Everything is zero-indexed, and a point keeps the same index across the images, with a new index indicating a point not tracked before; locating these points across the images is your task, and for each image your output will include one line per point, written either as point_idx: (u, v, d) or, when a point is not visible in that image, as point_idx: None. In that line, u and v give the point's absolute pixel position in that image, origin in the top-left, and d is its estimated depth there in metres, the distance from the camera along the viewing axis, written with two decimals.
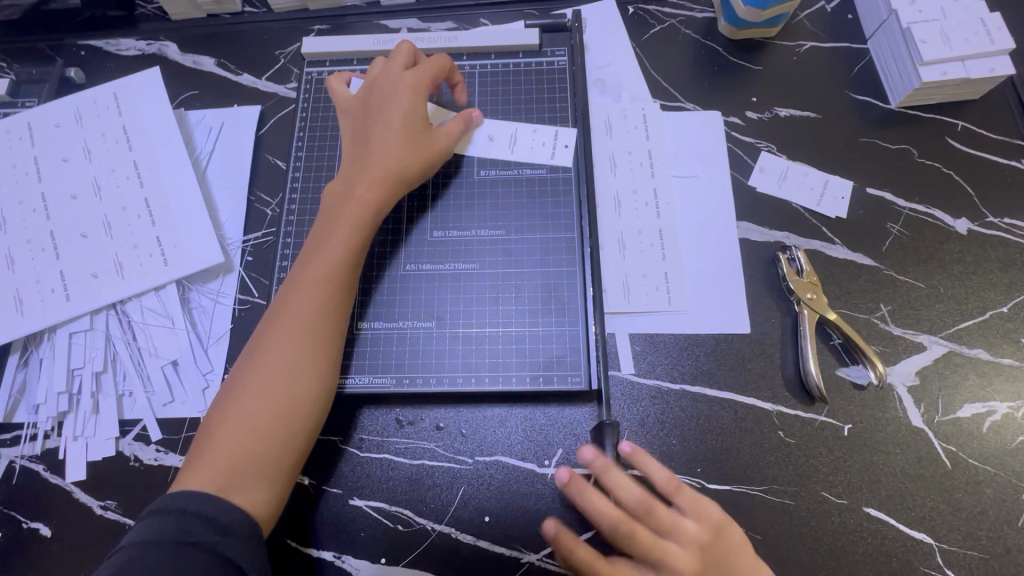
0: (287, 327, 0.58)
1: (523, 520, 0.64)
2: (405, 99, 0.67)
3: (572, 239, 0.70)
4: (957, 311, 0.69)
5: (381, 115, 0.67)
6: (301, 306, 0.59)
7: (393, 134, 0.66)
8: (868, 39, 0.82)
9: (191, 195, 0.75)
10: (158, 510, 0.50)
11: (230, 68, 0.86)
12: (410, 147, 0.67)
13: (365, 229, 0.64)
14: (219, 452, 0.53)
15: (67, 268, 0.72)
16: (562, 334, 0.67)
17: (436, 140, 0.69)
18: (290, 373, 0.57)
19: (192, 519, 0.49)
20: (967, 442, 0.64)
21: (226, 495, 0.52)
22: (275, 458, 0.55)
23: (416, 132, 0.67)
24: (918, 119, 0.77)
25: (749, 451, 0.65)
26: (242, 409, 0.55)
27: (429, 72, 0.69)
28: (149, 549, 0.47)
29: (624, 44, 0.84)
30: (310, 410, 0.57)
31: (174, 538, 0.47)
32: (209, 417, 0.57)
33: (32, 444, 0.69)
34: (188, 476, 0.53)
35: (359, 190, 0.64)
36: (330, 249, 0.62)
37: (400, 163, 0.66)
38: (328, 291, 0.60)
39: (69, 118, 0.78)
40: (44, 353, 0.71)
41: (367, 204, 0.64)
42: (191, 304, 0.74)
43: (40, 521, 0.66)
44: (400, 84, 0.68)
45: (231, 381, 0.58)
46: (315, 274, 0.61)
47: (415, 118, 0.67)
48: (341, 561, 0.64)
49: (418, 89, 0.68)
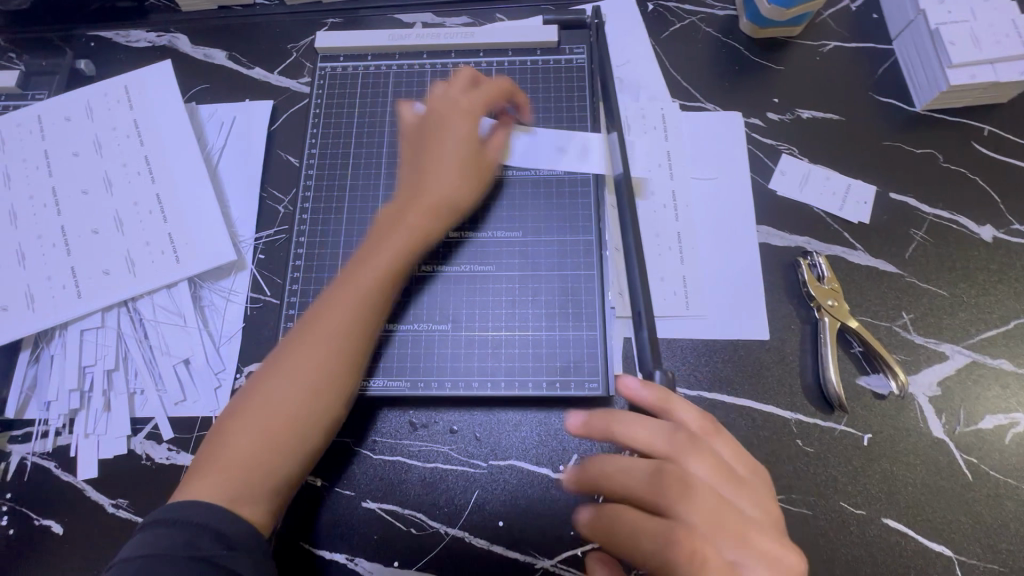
0: (318, 344, 0.57)
1: (537, 526, 0.64)
2: (461, 127, 0.67)
3: (590, 242, 0.69)
4: (980, 320, 0.68)
5: (438, 140, 0.67)
6: (335, 326, 0.58)
7: (446, 162, 0.66)
8: (894, 40, 0.80)
9: (203, 192, 0.74)
10: (164, 522, 0.49)
11: (242, 62, 0.84)
12: (463, 176, 0.66)
13: (411, 256, 0.63)
14: (233, 461, 0.53)
15: (78, 265, 0.71)
16: (578, 339, 0.66)
17: (486, 169, 0.69)
18: (316, 392, 0.56)
19: (197, 531, 0.49)
20: (988, 454, 0.63)
21: (235, 507, 0.51)
22: (285, 472, 0.55)
23: (470, 161, 0.67)
24: (943, 123, 0.76)
25: (767, 460, 0.64)
26: (261, 421, 0.55)
27: (489, 97, 0.69)
28: (154, 563, 0.46)
29: (643, 41, 0.83)
30: (325, 427, 0.57)
31: (184, 552, 0.47)
32: (223, 421, 0.56)
33: (43, 441, 0.69)
34: (197, 481, 0.52)
35: (410, 217, 0.63)
36: (372, 269, 0.61)
37: (453, 192, 0.65)
38: (364, 314, 0.59)
39: (80, 112, 0.77)
40: (55, 350, 0.71)
41: (416, 232, 0.63)
42: (203, 302, 0.73)
43: (52, 519, 0.66)
44: (460, 110, 0.67)
45: (251, 389, 0.57)
46: (352, 293, 0.59)
47: (470, 147, 0.67)
48: (353, 564, 0.64)
49: (475, 118, 0.67)
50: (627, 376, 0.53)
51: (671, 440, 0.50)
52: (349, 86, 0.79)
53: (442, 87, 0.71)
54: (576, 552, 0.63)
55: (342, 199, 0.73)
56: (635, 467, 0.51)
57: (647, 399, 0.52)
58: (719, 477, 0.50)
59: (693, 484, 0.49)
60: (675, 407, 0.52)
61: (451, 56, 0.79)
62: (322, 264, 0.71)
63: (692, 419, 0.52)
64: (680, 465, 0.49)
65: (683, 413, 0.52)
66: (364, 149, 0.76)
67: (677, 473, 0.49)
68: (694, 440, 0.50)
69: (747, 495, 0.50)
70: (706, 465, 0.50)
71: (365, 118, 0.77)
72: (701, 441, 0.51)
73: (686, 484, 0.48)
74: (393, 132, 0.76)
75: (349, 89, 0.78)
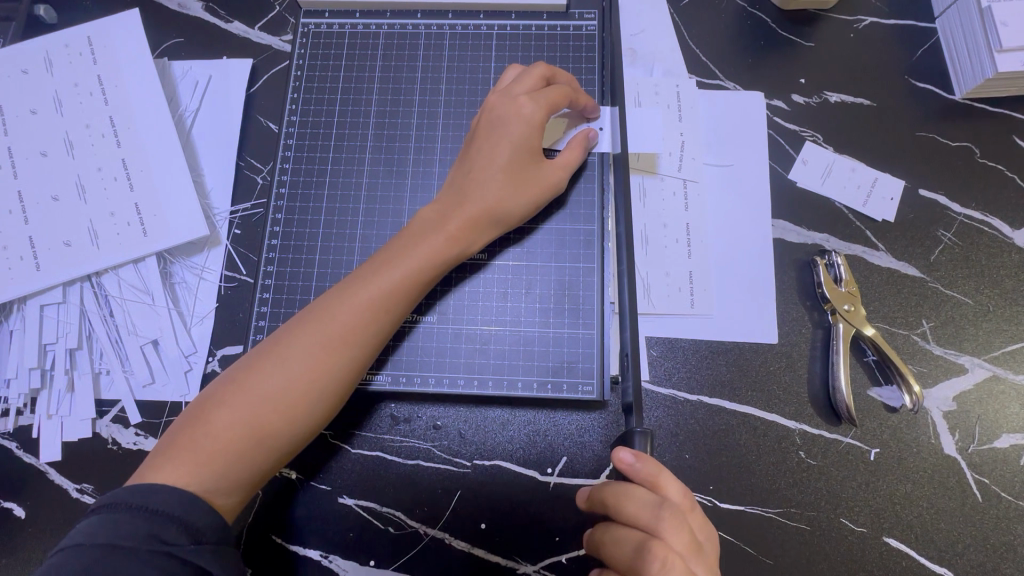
0: (325, 344, 0.52)
1: (521, 531, 0.61)
2: (516, 131, 0.59)
3: (592, 231, 0.64)
4: (1006, 332, 0.63)
5: (488, 144, 0.60)
6: (346, 326, 0.53)
7: (495, 171, 0.59)
8: (937, 18, 0.72)
9: (173, 159, 0.68)
10: (122, 506, 0.45)
11: (219, 14, 0.77)
12: (511, 188, 0.59)
13: (438, 268, 0.57)
14: (210, 448, 0.49)
15: (36, 234, 0.66)
16: (574, 338, 0.61)
17: (542, 179, 0.60)
18: (313, 394, 0.52)
19: (161, 521, 0.45)
20: (1002, 475, 0.60)
21: (204, 494, 0.48)
22: (264, 464, 0.51)
23: (519, 169, 0.59)
24: (984, 114, 0.69)
25: (768, 474, 0.61)
26: (248, 410, 0.50)
27: (553, 99, 0.60)
28: (111, 554, 0.43)
29: (660, 9, 0.75)
30: (313, 428, 0.53)
31: (147, 545, 0.43)
32: (207, 396, 0.52)
33: (4, 420, 0.65)
34: (167, 460, 0.49)
35: (448, 225, 0.57)
36: (397, 273, 0.55)
37: (493, 206, 0.58)
38: (380, 318, 0.54)
39: (38, 64, 0.70)
40: (14, 325, 0.66)
41: (455, 241, 0.57)
42: (173, 280, 0.68)
43: (14, 502, 0.63)
44: (516, 113, 0.60)
45: (244, 371, 0.52)
46: (372, 294, 0.54)
47: (523, 153, 0.59)
48: (329, 561, 0.61)
49: (537, 123, 0.59)
50: (621, 448, 0.48)
51: (657, 515, 0.47)
52: (335, 47, 0.71)
53: (511, 79, 0.63)
54: (561, 558, 0.60)
55: (324, 173, 0.67)
56: (624, 538, 0.48)
57: (640, 473, 0.48)
58: (693, 555, 0.47)
59: (672, 563, 0.45)
60: (664, 483, 0.48)
61: (448, 17, 0.72)
62: (301, 244, 0.66)
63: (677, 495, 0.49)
64: (663, 543, 0.46)
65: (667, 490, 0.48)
66: (350, 119, 0.69)
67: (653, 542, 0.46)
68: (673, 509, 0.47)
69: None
70: (685, 542, 0.46)
71: (352, 84, 0.70)
72: (684, 518, 0.48)
73: (667, 563, 0.45)
74: (381, 101, 0.69)
75: (334, 51, 0.71)
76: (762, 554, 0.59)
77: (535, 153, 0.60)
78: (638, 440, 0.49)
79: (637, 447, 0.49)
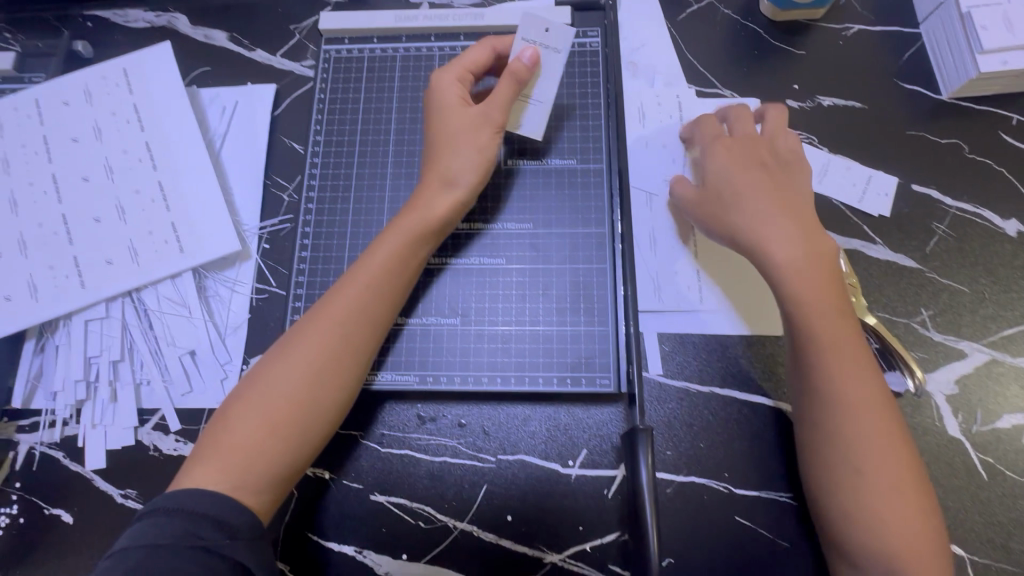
0: (321, 331, 0.56)
1: (546, 522, 0.63)
2: (443, 101, 0.64)
3: (602, 234, 0.68)
4: (1002, 317, 0.66)
5: (431, 127, 0.64)
6: (341, 313, 0.57)
7: (459, 149, 0.62)
8: (921, 23, 0.77)
9: (206, 181, 0.73)
10: (162, 510, 0.48)
11: (243, 43, 0.82)
12: (459, 152, 0.62)
13: (417, 242, 0.60)
14: (232, 451, 0.52)
15: (80, 254, 0.71)
16: (590, 335, 0.65)
17: (477, 118, 0.62)
18: (317, 379, 0.55)
19: (198, 520, 0.48)
20: (1005, 454, 0.62)
21: (234, 494, 0.50)
22: (287, 460, 0.53)
23: (461, 131, 0.62)
24: (971, 112, 0.73)
25: (780, 459, 0.63)
26: (260, 407, 0.53)
27: (463, 66, 0.65)
28: (155, 551, 0.45)
29: (658, 24, 0.80)
30: (325, 413, 0.55)
31: (184, 541, 0.46)
32: (223, 408, 0.55)
33: (51, 431, 0.68)
34: (197, 469, 0.51)
35: (419, 204, 0.61)
36: (379, 254, 0.59)
37: (455, 177, 0.62)
38: (369, 298, 0.58)
39: (78, 96, 0.75)
40: (60, 340, 0.70)
41: (430, 214, 0.61)
42: (208, 293, 0.72)
43: (62, 508, 0.66)
44: (440, 87, 0.64)
45: (252, 376, 0.55)
46: (360, 279, 0.58)
47: (457, 116, 0.63)
48: (362, 556, 0.63)
49: (453, 85, 0.64)
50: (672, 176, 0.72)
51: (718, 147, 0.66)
52: (355, 70, 0.76)
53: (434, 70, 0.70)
54: (585, 547, 0.62)
55: (349, 189, 0.72)
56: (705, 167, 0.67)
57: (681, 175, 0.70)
58: (727, 151, 0.65)
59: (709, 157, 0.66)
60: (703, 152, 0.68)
61: (460, 39, 0.76)
62: (328, 254, 0.70)
63: (742, 167, 0.64)
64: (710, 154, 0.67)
65: (744, 207, 0.61)
66: (371, 136, 0.73)
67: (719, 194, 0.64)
68: (790, 248, 0.58)
69: (859, 364, 0.55)
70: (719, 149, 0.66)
71: (372, 104, 0.75)
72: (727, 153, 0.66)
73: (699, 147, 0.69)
74: (400, 119, 0.74)
75: (354, 73, 0.76)
76: (779, 537, 0.61)
77: (466, 107, 0.63)
78: (642, 439, 0.56)
79: (642, 443, 0.56)
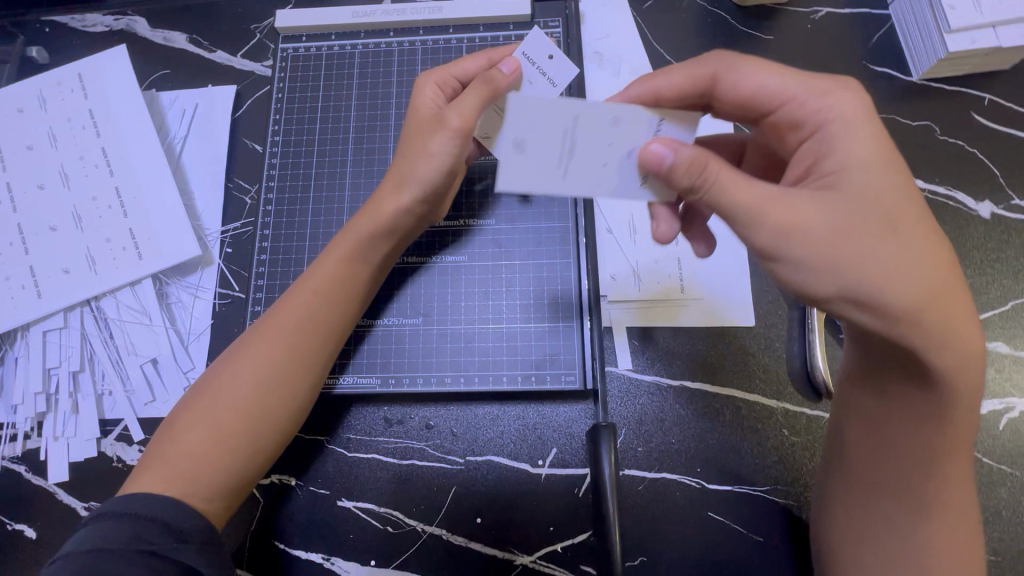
0: (271, 340, 0.55)
1: (516, 523, 0.62)
2: (417, 107, 0.61)
3: (567, 228, 0.67)
4: (976, 301, 0.65)
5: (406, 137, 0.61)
6: (291, 322, 0.56)
7: (415, 149, 0.58)
8: (890, 4, 0.75)
9: (164, 185, 0.71)
10: (109, 513, 0.47)
11: (203, 44, 0.80)
12: (411, 151, 0.59)
13: (373, 245, 0.59)
14: (178, 458, 0.50)
15: (37, 264, 0.69)
16: (556, 331, 0.64)
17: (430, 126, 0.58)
18: (264, 389, 0.53)
19: (146, 524, 0.46)
20: (981, 440, 0.61)
21: (183, 499, 0.49)
22: (238, 469, 0.52)
23: (418, 133, 0.59)
24: (941, 92, 0.72)
25: (752, 452, 0.62)
26: (209, 416, 0.52)
27: (440, 73, 0.62)
28: (101, 556, 0.44)
29: (623, 13, 0.78)
30: (276, 422, 0.54)
31: (132, 546, 0.44)
32: (170, 417, 0.54)
33: (12, 444, 0.67)
34: (141, 476, 0.50)
35: (386, 213, 0.58)
36: (335, 264, 0.58)
37: (410, 173, 0.58)
38: (322, 305, 0.57)
39: (33, 102, 0.74)
40: (19, 352, 0.69)
41: (386, 218, 0.58)
42: (169, 299, 0.71)
43: (25, 522, 0.65)
44: (418, 99, 0.62)
45: (200, 387, 0.54)
46: (314, 284, 0.57)
47: (418, 120, 0.60)
48: (330, 563, 0.62)
49: (424, 91, 0.61)
50: (652, 147, 0.46)
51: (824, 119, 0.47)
52: (313, 69, 0.75)
53: None
54: (557, 547, 0.61)
55: (307, 190, 0.70)
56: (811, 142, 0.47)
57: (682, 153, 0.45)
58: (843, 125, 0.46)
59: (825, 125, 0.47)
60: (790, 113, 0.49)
61: (420, 33, 0.75)
62: (287, 257, 0.68)
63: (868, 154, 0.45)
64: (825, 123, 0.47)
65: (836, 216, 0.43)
66: (330, 136, 0.72)
67: (881, 215, 0.43)
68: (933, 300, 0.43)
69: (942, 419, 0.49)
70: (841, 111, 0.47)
71: (331, 103, 0.73)
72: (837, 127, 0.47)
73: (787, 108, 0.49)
74: (359, 117, 0.72)
75: (313, 72, 0.74)
76: (753, 531, 0.60)
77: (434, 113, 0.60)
78: (605, 434, 0.55)
79: (605, 441, 0.55)
